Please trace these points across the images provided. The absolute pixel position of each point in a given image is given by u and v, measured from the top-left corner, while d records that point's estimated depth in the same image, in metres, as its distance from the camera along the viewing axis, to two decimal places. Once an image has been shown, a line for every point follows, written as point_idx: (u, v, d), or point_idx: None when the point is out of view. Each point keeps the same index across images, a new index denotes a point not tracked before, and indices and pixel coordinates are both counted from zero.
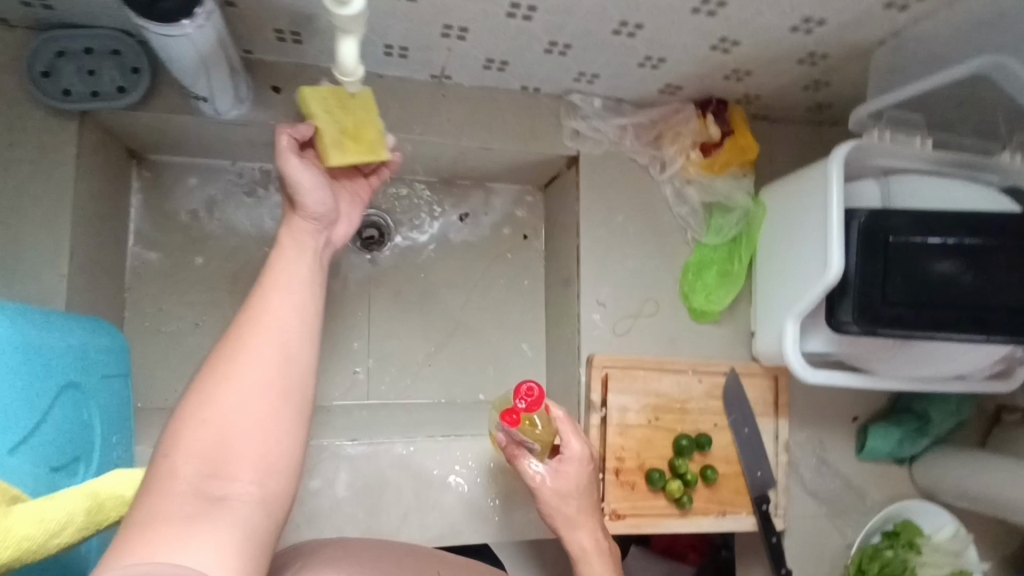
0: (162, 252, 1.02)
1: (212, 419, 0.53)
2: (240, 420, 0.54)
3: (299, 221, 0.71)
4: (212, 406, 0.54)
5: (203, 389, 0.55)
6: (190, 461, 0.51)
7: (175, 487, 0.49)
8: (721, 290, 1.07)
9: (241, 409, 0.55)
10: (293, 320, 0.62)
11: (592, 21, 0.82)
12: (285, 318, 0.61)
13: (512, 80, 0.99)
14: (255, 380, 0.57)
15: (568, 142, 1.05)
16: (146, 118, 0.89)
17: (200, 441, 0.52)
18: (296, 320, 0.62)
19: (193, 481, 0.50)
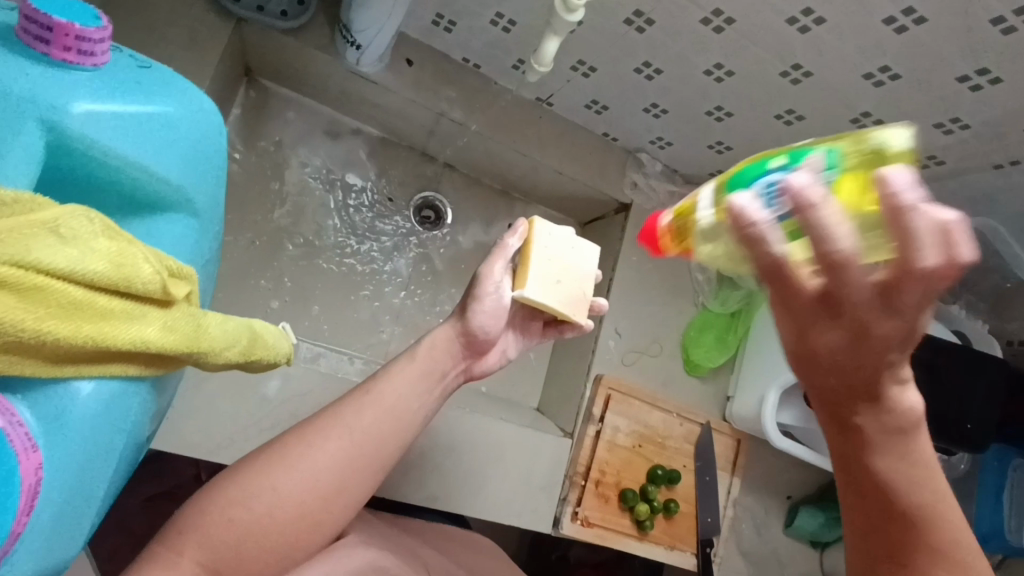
0: (241, 166, 1.06)
1: (234, 521, 0.60)
2: (250, 539, 0.60)
3: (447, 335, 0.73)
4: (264, 481, 0.63)
5: (274, 458, 0.64)
6: (218, 526, 0.60)
7: (195, 540, 0.59)
8: (715, 351, 1.22)
9: (264, 524, 0.61)
10: (352, 453, 0.66)
11: (697, 97, 0.99)
12: (349, 444, 0.66)
13: (600, 124, 1.15)
14: (305, 483, 0.63)
15: (627, 191, 1.20)
16: (288, 45, 0.97)
17: (219, 533, 0.60)
18: (348, 463, 0.65)
19: (200, 562, 0.58)
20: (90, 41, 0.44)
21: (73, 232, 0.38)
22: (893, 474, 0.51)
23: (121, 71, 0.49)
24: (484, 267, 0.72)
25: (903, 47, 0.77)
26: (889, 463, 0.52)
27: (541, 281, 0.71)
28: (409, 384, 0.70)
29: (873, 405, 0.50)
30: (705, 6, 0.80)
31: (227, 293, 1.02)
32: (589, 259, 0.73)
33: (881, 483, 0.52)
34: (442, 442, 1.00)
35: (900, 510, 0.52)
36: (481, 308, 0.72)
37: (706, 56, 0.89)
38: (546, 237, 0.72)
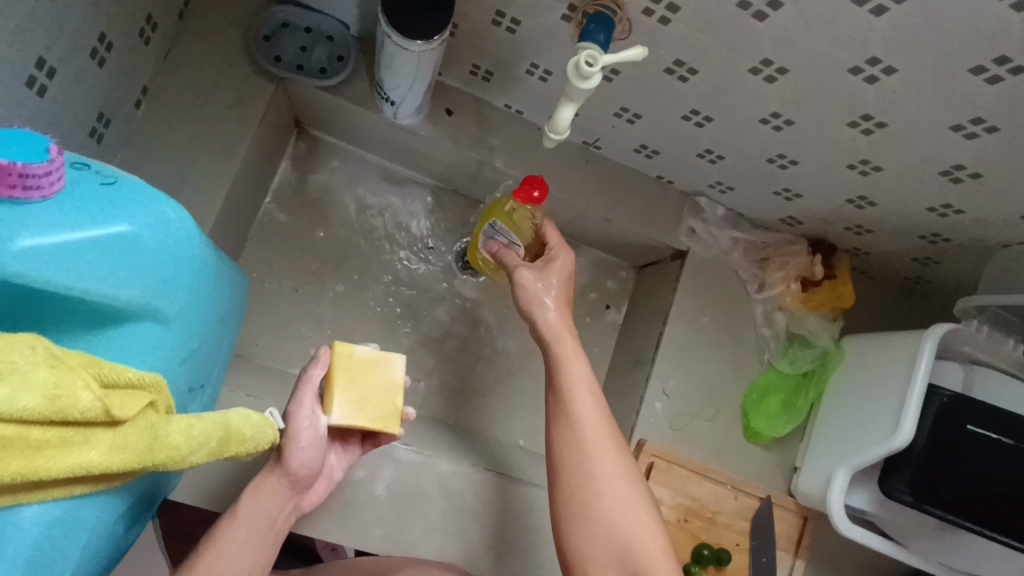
0: (289, 216, 1.09)
1: None
2: None
3: (274, 479, 0.70)
4: None
5: None
6: None
7: None
8: (780, 419, 1.09)
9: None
10: None
11: (756, 146, 0.88)
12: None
13: (653, 168, 1.06)
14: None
15: (682, 238, 1.10)
16: (329, 100, 0.97)
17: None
18: None
19: None
20: (35, 176, 0.41)
21: (9, 366, 0.40)
22: (582, 414, 0.78)
23: (75, 191, 0.45)
24: (293, 407, 0.69)
25: (1006, 98, 0.64)
26: (578, 404, 0.79)
27: (346, 405, 0.69)
28: (246, 536, 0.68)
29: (554, 384, 0.81)
30: (754, 56, 0.71)
31: (270, 341, 1.05)
32: (397, 371, 0.71)
33: (577, 423, 0.77)
34: (468, 505, 0.97)
35: (581, 459, 0.75)
36: (296, 446, 0.69)
37: (761, 106, 0.79)
38: (349, 359, 0.70)
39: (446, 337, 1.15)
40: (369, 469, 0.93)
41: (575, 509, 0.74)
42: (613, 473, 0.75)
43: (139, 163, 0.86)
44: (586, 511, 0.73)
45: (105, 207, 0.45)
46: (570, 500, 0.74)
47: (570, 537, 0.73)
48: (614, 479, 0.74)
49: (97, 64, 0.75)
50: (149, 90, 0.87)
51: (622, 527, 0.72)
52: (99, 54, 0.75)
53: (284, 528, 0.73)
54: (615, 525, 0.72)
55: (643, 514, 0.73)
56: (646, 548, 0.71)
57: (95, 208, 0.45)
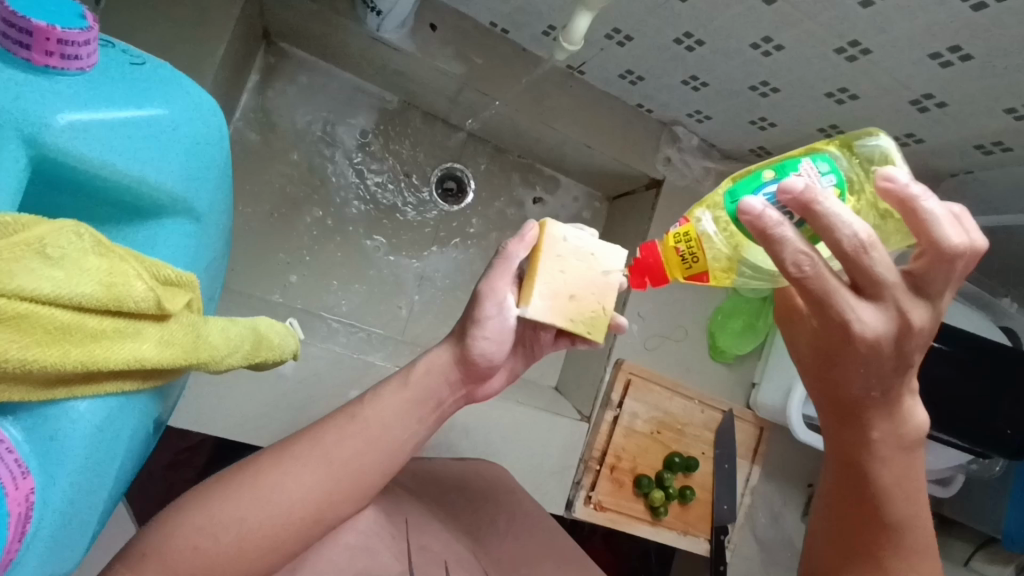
0: (261, 136, 1.03)
1: (201, 549, 0.57)
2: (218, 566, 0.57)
3: (449, 350, 0.70)
4: (225, 508, 0.59)
5: (236, 486, 0.61)
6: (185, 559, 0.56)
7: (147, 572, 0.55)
8: (744, 339, 1.17)
9: (233, 556, 0.58)
10: (330, 478, 0.63)
11: (741, 73, 0.91)
12: (325, 471, 0.63)
13: (635, 95, 1.07)
14: (274, 510, 0.60)
15: (659, 167, 1.13)
16: (306, 7, 0.92)
17: (187, 559, 0.56)
18: (325, 490, 0.63)
19: None
20: (73, 44, 0.43)
21: (59, 255, 0.36)
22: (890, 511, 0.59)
23: (108, 72, 0.47)
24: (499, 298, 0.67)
25: (983, 27, 0.69)
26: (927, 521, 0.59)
27: (548, 295, 0.64)
28: (400, 414, 0.68)
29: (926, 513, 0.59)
30: None
31: (246, 267, 1.01)
32: (609, 269, 0.65)
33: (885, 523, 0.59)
34: (456, 423, 1.00)
35: (862, 554, 0.60)
36: (482, 333, 0.67)
37: (755, 29, 0.81)
38: (557, 247, 0.64)
39: (426, 265, 1.14)
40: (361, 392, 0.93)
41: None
42: None
43: None
44: None
45: (141, 90, 0.48)
46: None
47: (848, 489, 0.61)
48: None
49: None
50: None
51: None
52: None
53: (446, 411, 0.72)
54: None
55: None
56: None
57: (130, 88, 0.48)
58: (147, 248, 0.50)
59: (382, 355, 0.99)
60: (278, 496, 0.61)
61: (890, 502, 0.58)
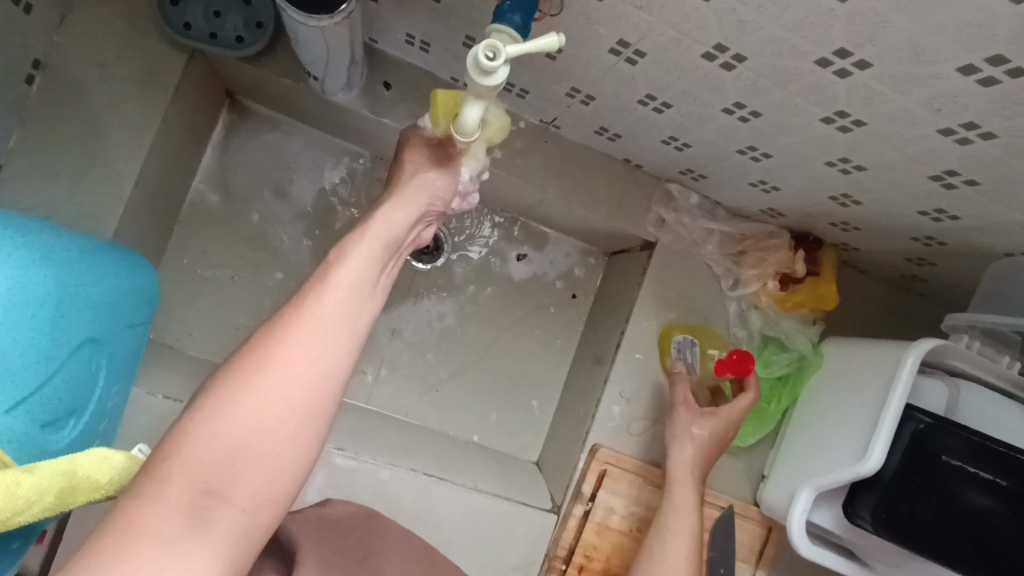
0: (224, 198, 1.02)
1: (218, 429, 0.51)
2: (241, 452, 0.51)
3: (408, 202, 0.69)
4: (224, 405, 0.52)
5: (223, 383, 0.53)
6: (188, 474, 0.50)
7: (164, 499, 0.48)
8: (747, 427, 1.03)
9: (248, 446, 0.51)
10: (326, 337, 0.56)
11: (721, 137, 0.77)
12: (320, 337, 0.56)
13: (618, 151, 0.95)
14: (278, 387, 0.53)
15: (650, 228, 1.00)
16: (251, 72, 0.88)
17: (205, 456, 0.50)
18: (322, 361, 0.56)
19: (183, 496, 0.49)
20: None
21: None
22: (676, 490, 0.90)
23: None
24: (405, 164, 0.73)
25: (1000, 104, 0.52)
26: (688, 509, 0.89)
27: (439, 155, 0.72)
28: (367, 269, 0.62)
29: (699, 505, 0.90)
30: (706, 41, 0.59)
31: (204, 333, 1.00)
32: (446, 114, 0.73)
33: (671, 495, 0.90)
34: (403, 512, 0.93)
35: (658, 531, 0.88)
36: (431, 185, 0.71)
37: (721, 96, 0.67)
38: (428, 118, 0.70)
39: (396, 328, 1.09)
40: None
41: None
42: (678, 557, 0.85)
43: (39, 148, 0.79)
44: None
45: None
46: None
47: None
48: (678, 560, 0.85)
49: None
50: (44, 62, 0.79)
51: None
52: None
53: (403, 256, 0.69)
54: None
55: None
56: None
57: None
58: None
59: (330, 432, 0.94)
60: (278, 378, 0.54)
61: (677, 490, 0.90)
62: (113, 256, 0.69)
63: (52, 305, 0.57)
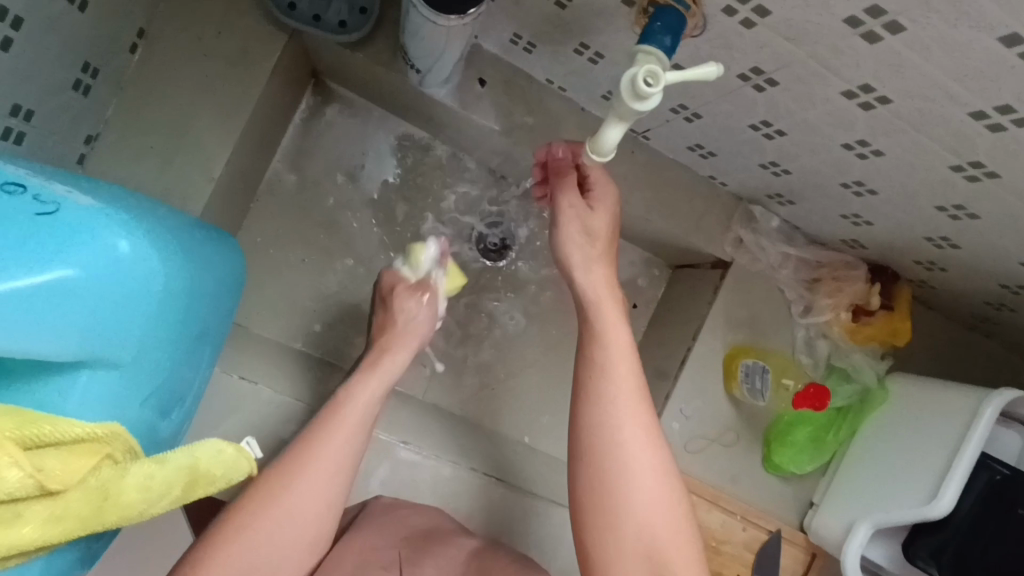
0: (301, 180, 1.01)
1: (256, 540, 0.64)
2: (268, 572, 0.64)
3: (397, 339, 0.86)
4: (262, 517, 0.65)
5: (267, 477, 0.67)
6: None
7: None
8: (807, 455, 1.01)
9: (278, 552, 0.65)
10: (348, 438, 0.71)
11: (829, 169, 0.76)
12: (342, 439, 0.71)
13: (706, 168, 0.94)
14: (300, 505, 0.67)
15: (727, 248, 0.99)
16: (348, 57, 0.86)
17: (242, 562, 0.63)
18: (343, 462, 0.70)
19: None
20: None
21: None
22: (614, 394, 0.69)
23: (16, 224, 0.45)
24: (392, 296, 0.90)
25: None
26: (616, 381, 0.69)
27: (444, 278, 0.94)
28: (375, 392, 0.77)
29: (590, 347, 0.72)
30: (851, 79, 0.57)
31: (272, 313, 0.99)
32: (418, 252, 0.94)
33: (609, 405, 0.68)
34: (459, 508, 0.94)
35: (598, 437, 0.68)
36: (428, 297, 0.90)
37: (846, 131, 0.66)
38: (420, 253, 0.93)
39: (459, 323, 1.08)
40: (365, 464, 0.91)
41: (600, 521, 0.66)
42: (648, 466, 0.67)
43: (137, 120, 0.78)
44: (614, 526, 0.66)
45: (33, 250, 0.44)
46: (597, 510, 0.66)
47: (591, 463, 0.67)
48: (650, 474, 0.67)
49: (77, 9, 0.65)
50: (147, 32, 0.78)
51: (644, 522, 0.65)
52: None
53: None
54: (641, 547, 0.65)
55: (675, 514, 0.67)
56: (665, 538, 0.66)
57: (17, 249, 0.44)
58: (53, 405, 0.49)
59: (393, 424, 0.94)
60: (303, 481, 0.68)
61: (613, 402, 0.68)
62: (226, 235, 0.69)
63: (180, 294, 0.55)
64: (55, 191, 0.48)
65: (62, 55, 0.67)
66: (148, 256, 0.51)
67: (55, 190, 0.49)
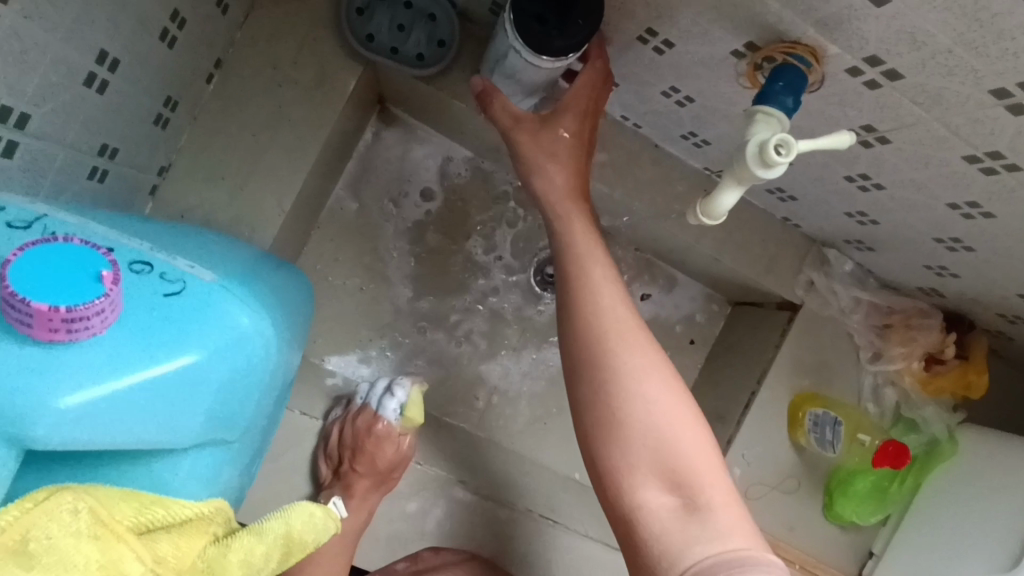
0: (361, 207, 0.98)
1: None
2: None
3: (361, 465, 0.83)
4: None
5: None
6: None
7: None
8: (870, 507, 0.98)
9: None
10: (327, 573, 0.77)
11: (926, 223, 0.73)
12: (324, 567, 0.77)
13: (782, 210, 0.91)
14: None
15: (798, 291, 0.96)
16: (422, 88, 0.84)
17: None
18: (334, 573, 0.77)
19: None
20: (79, 319, 0.42)
21: (44, 543, 0.39)
22: (608, 304, 0.64)
23: (146, 308, 0.48)
24: (355, 426, 0.86)
25: None
26: (600, 291, 0.65)
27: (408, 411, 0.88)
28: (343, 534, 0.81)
29: (574, 280, 0.67)
30: (979, 145, 0.55)
31: (326, 342, 0.97)
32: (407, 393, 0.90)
33: (610, 330, 0.62)
34: (516, 551, 0.90)
35: (594, 339, 0.62)
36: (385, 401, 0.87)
37: (957, 192, 0.63)
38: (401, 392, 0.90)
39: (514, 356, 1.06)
40: (421, 504, 0.89)
41: (602, 418, 0.59)
42: (650, 366, 0.60)
43: (211, 149, 0.77)
44: (620, 423, 0.58)
45: (175, 335, 0.48)
46: (597, 406, 0.60)
47: (584, 361, 0.62)
48: (645, 375, 0.60)
49: (167, 45, 0.65)
50: (225, 61, 0.77)
51: (654, 420, 0.57)
52: (170, 33, 0.65)
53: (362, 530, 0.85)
54: (653, 439, 0.57)
55: (683, 405, 0.59)
56: (675, 423, 0.58)
57: (165, 339, 0.48)
58: (164, 480, 0.52)
59: (449, 463, 0.92)
60: None
61: (594, 301, 0.64)
62: (303, 289, 0.73)
63: (278, 361, 0.60)
64: (179, 269, 0.52)
65: (149, 87, 0.65)
66: (266, 329, 0.55)
67: (179, 268, 0.53)
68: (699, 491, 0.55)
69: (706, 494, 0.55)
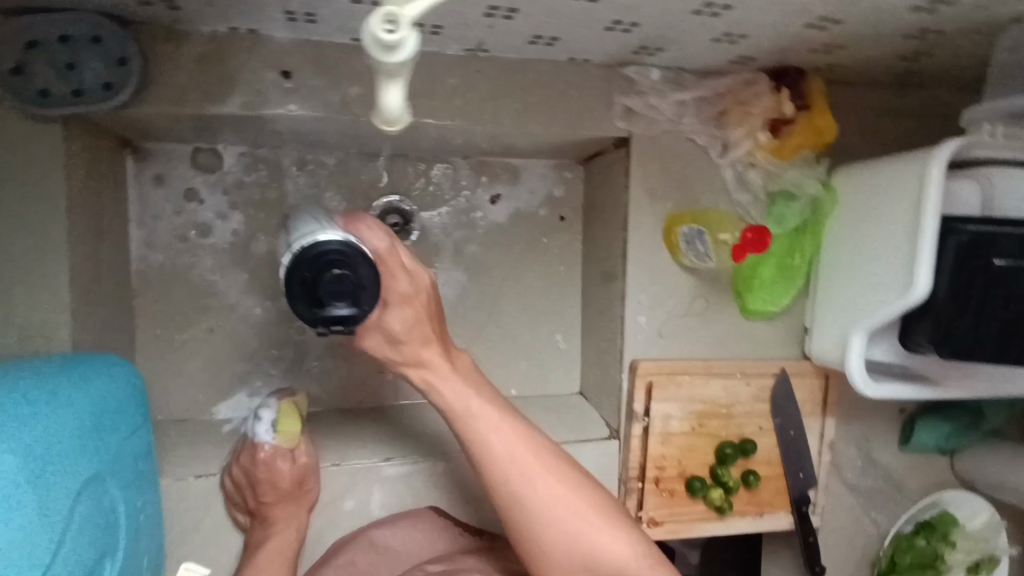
0: (165, 254, 0.93)
1: None
2: None
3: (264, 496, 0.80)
4: None
5: None
6: None
7: None
8: (780, 288, 0.98)
9: None
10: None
11: (672, 3, 0.67)
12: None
13: (559, 52, 0.84)
14: None
15: (619, 124, 0.91)
16: (134, 114, 0.76)
17: None
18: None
19: None
20: None
21: None
22: (438, 368, 0.75)
23: None
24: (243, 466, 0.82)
25: None
26: (437, 367, 0.75)
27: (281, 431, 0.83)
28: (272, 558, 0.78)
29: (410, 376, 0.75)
30: None
31: (210, 395, 0.95)
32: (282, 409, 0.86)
33: (440, 367, 0.75)
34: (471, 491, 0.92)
35: (460, 414, 0.74)
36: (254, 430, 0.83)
37: None
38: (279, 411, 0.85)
39: None
40: (358, 497, 0.88)
41: (518, 522, 0.73)
42: (513, 440, 0.74)
43: None
44: (493, 457, 0.73)
45: None
46: (511, 521, 0.74)
47: (494, 485, 0.74)
48: (484, 407, 0.75)
49: None
50: None
51: (538, 504, 0.73)
52: None
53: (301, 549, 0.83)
54: (545, 512, 0.73)
55: (547, 464, 0.74)
56: (566, 505, 0.73)
57: None
58: None
59: (373, 446, 0.91)
60: None
61: (432, 379, 0.75)
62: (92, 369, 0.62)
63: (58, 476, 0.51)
64: None
65: None
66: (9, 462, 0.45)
67: None
68: (598, 539, 0.73)
69: (598, 536, 0.73)
